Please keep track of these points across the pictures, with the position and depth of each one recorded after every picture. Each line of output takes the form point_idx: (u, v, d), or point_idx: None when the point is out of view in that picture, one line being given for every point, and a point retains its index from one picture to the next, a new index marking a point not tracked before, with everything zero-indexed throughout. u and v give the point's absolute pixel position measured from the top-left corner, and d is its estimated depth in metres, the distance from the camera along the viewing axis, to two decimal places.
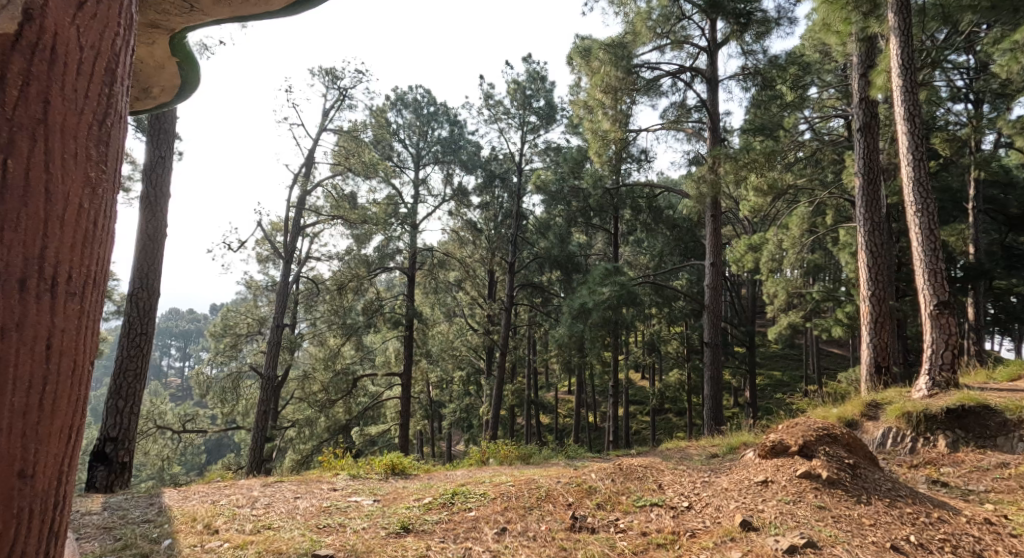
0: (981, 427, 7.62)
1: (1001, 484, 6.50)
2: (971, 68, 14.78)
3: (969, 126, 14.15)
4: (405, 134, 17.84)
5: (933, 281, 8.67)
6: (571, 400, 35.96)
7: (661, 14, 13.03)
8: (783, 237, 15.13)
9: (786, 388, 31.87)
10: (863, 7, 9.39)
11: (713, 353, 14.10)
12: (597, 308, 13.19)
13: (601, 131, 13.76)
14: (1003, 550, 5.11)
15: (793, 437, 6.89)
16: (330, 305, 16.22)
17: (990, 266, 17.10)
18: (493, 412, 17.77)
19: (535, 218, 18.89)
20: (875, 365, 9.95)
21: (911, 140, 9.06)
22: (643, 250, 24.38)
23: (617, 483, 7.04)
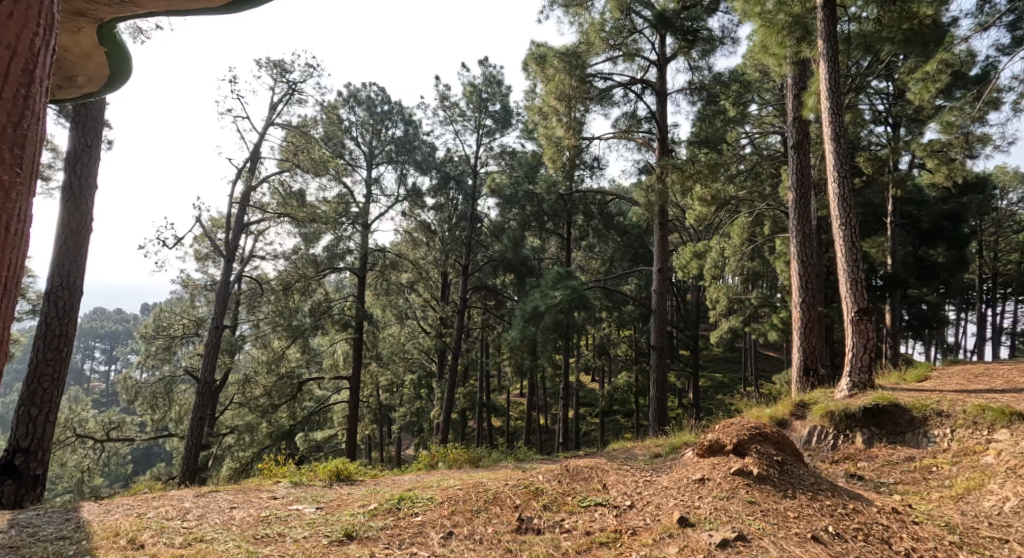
0: (893, 424, 8.12)
1: (908, 477, 7.21)
2: (891, 94, 15.60)
3: (889, 148, 15.02)
4: (358, 133, 17.63)
5: (854, 289, 9.16)
6: (522, 403, 36.19)
7: (614, 26, 13.34)
8: (726, 246, 15.77)
9: (728, 389, 32.89)
10: (796, 32, 9.90)
11: (659, 356, 14.42)
12: (549, 311, 13.41)
13: (555, 137, 14.02)
14: (907, 537, 5.69)
15: (728, 436, 7.15)
16: (274, 306, 15.89)
17: (905, 276, 18.35)
18: (445, 416, 17.59)
19: (490, 220, 18.96)
20: (805, 368, 10.43)
21: (837, 158, 9.53)
22: (595, 256, 24.83)
23: (563, 484, 7.16)
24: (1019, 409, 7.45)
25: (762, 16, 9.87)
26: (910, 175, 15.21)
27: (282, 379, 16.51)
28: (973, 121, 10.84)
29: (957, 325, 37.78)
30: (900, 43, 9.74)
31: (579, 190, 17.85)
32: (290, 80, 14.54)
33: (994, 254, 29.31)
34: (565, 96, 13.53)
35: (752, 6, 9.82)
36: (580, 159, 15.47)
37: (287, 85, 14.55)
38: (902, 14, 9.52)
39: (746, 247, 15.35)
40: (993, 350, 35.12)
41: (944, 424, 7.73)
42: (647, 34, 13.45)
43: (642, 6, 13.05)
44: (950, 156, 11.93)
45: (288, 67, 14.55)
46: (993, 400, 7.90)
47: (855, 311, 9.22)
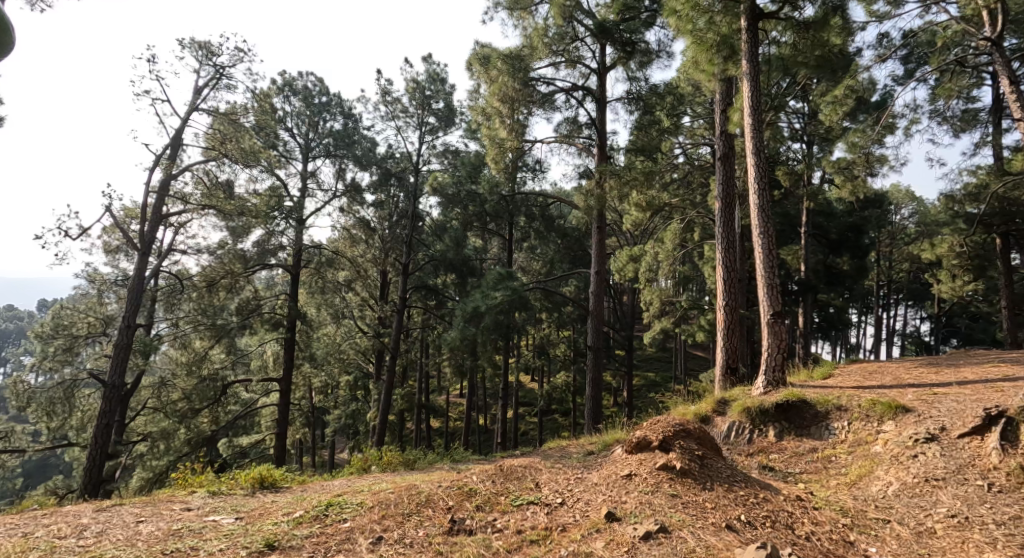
0: (800, 419, 8.65)
1: (812, 466, 7.73)
2: (807, 113, 16.47)
3: (803, 163, 15.96)
4: (293, 124, 17.24)
5: (770, 294, 9.64)
6: (462, 403, 36.25)
7: (556, 32, 13.62)
8: (659, 251, 16.34)
9: (659, 388, 33.97)
10: (724, 51, 10.35)
11: (595, 357, 14.75)
12: (489, 312, 13.55)
13: (497, 138, 14.14)
14: (807, 522, 6.19)
15: (654, 432, 7.38)
16: (196, 304, 15.46)
17: (815, 281, 19.52)
18: (381, 417, 17.28)
19: (432, 219, 18.90)
20: (727, 368, 10.88)
21: (759, 170, 10.03)
22: (536, 258, 25.19)
23: (497, 484, 7.23)
24: (906, 403, 8.07)
25: (693, 34, 10.15)
26: (822, 189, 16.18)
27: (204, 381, 15.92)
28: (873, 142, 11.80)
29: (859, 326, 40.43)
30: (812, 68, 10.38)
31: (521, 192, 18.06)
32: (218, 65, 14.11)
33: (889, 263, 31.52)
34: (507, 98, 13.70)
35: (683, 24, 10.10)
36: (522, 162, 15.66)
37: (215, 70, 14.10)
38: (815, 42, 10.08)
39: (678, 253, 15.97)
40: (889, 349, 37.70)
41: (842, 417, 8.30)
42: (588, 42, 13.78)
43: (584, 14, 13.35)
44: (854, 173, 12.77)
45: (215, 51, 14.11)
46: (883, 395, 8.53)
47: (771, 315, 9.70)
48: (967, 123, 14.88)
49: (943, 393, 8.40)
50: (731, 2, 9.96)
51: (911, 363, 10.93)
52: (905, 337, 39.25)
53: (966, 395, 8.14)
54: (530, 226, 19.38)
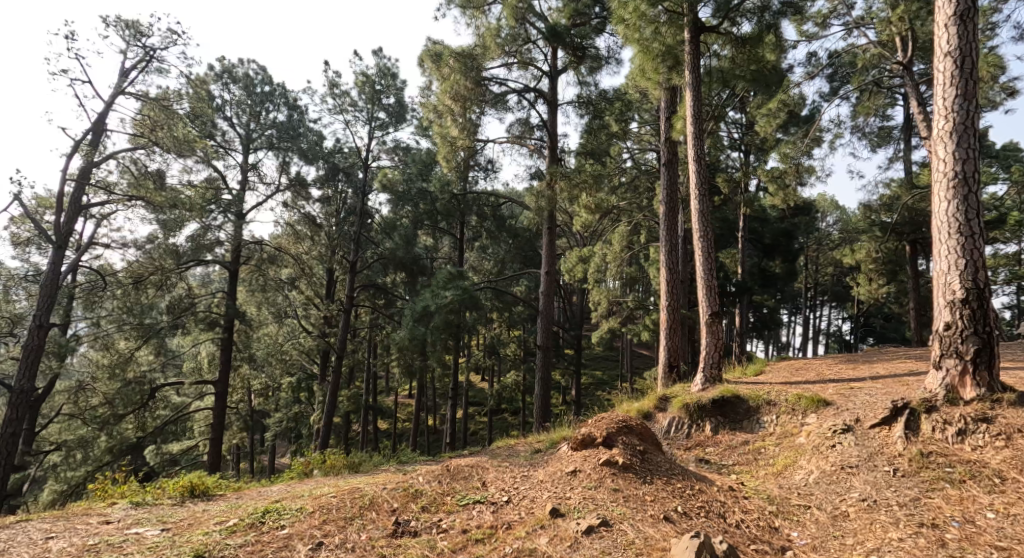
0: (734, 413, 9.01)
1: (744, 459, 8.10)
2: (744, 123, 17.07)
3: (742, 171, 16.58)
4: (234, 113, 16.79)
5: (709, 295, 9.96)
6: (410, 403, 36.03)
7: (509, 33, 13.70)
8: (607, 252, 16.66)
9: (607, 386, 34.58)
10: (668, 61, 10.74)
11: (544, 356, 14.90)
12: (439, 312, 13.54)
13: (449, 137, 14.19)
14: (739, 511, 6.55)
15: (598, 429, 7.55)
16: (121, 303, 14.50)
17: (752, 283, 20.29)
18: (326, 420, 16.93)
19: (381, 216, 18.73)
20: (668, 365, 11.19)
21: (701, 175, 10.36)
22: (486, 257, 25.33)
23: (443, 484, 7.25)
24: (827, 397, 8.52)
25: (640, 42, 10.40)
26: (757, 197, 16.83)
27: (129, 386, 14.95)
28: (803, 154, 12.93)
29: (791, 325, 42.25)
30: (748, 82, 10.89)
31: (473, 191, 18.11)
32: (146, 46, 13.64)
33: (817, 267, 33.10)
34: (459, 97, 13.73)
35: (630, 32, 10.32)
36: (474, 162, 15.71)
37: (144, 51, 13.64)
38: (750, 56, 10.65)
39: (626, 254, 16.37)
40: (816, 348, 39.61)
41: (771, 411, 8.69)
42: (540, 46, 13.96)
43: (536, 17, 13.49)
44: (785, 182, 13.41)
45: (144, 31, 13.65)
46: (807, 390, 8.96)
47: (709, 315, 10.04)
48: (884, 139, 15.90)
49: (860, 387, 8.87)
50: (675, 15, 10.29)
51: (836, 359, 11.54)
52: (832, 336, 41.23)
53: (878, 388, 8.66)
54: (481, 226, 19.46)
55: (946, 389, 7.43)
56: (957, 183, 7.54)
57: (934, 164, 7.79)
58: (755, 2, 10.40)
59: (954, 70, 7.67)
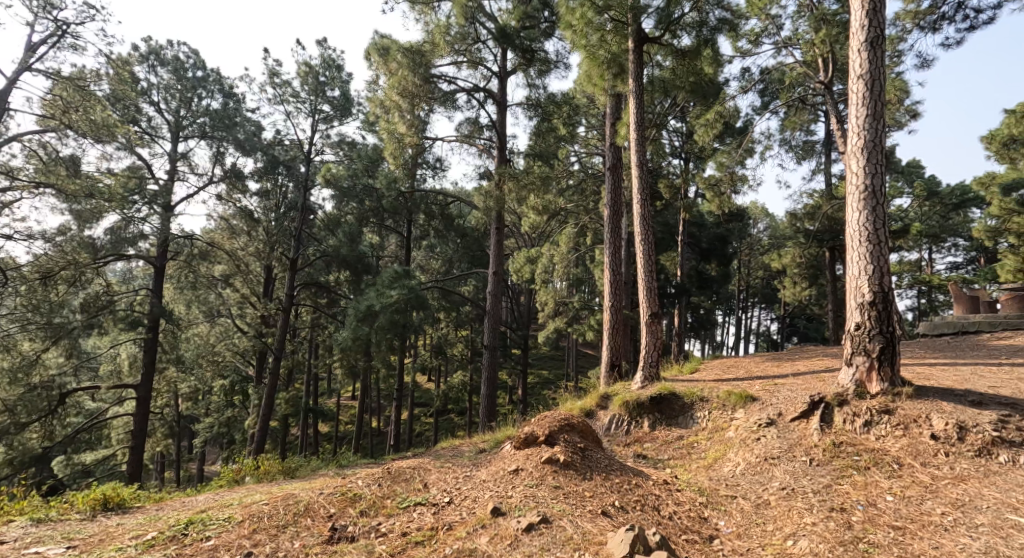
0: (671, 409, 9.29)
1: (678, 452, 8.40)
2: (686, 132, 17.56)
3: (682, 177, 17.14)
4: (162, 97, 16.14)
5: (649, 295, 10.26)
6: (354, 405, 35.48)
7: (458, 31, 13.70)
8: (555, 253, 16.94)
9: (553, 384, 34.99)
10: (613, 68, 10.95)
11: (491, 356, 14.97)
12: (384, 311, 13.43)
13: (396, 133, 14.08)
14: (672, 503, 6.85)
15: (541, 428, 7.67)
16: (25, 299, 13.13)
17: (690, 285, 20.95)
18: (262, 425, 16.33)
19: (323, 213, 18.29)
20: (611, 364, 11.44)
21: (643, 180, 10.63)
22: (434, 257, 25.30)
23: (383, 487, 7.21)
24: (754, 392, 8.89)
25: (586, 48, 10.64)
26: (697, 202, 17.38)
27: (34, 391, 14.02)
28: (737, 163, 13.57)
29: (724, 325, 43.79)
30: (687, 91, 11.26)
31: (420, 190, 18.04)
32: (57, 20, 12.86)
33: (749, 270, 34.46)
34: (407, 93, 13.66)
35: (578, 38, 10.55)
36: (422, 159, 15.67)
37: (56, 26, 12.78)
38: (691, 69, 10.97)
39: (573, 255, 16.70)
40: (747, 347, 41.18)
41: (703, 407, 9.00)
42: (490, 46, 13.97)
43: (486, 17, 13.55)
44: (721, 190, 13.95)
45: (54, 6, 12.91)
46: (736, 386, 9.32)
47: (649, 315, 10.32)
48: (809, 152, 16.73)
49: (783, 383, 9.27)
50: (620, 23, 10.52)
51: (765, 357, 12.06)
52: (762, 336, 42.93)
53: (799, 384, 9.09)
54: (429, 224, 19.42)
55: (855, 383, 7.92)
56: (866, 196, 8.00)
57: (847, 178, 8.23)
58: (695, 16, 10.77)
59: (865, 92, 8.13)
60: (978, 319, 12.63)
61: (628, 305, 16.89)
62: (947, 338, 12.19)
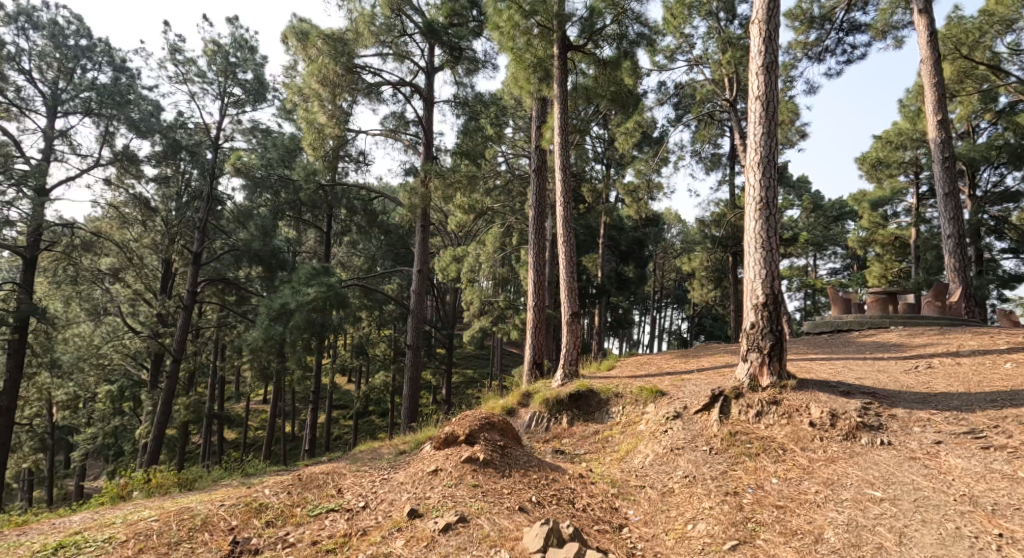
0: (588, 405, 9.56)
1: (594, 446, 8.69)
2: (608, 138, 18.07)
3: (604, 182, 17.63)
4: (36, 66, 14.90)
5: (570, 296, 10.50)
6: (265, 409, 34.13)
7: (384, 23, 13.52)
8: (481, 253, 17.08)
9: (476, 383, 35.08)
10: (539, 73, 11.19)
11: (414, 356, 14.85)
12: (300, 309, 13.06)
13: (315, 123, 13.66)
14: (586, 497, 7.12)
15: (461, 427, 7.73)
16: None
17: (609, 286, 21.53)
18: (157, 431, 15.32)
19: (233, 204, 17.70)
20: (533, 362, 11.64)
21: (566, 183, 10.87)
22: (354, 253, 24.85)
23: (293, 495, 7.07)
24: (663, 388, 9.28)
25: (513, 51, 10.81)
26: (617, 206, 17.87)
27: None
28: (654, 171, 14.15)
29: (640, 324, 45.22)
30: (608, 101, 11.66)
31: (342, 183, 17.72)
32: None
33: (663, 273, 35.80)
34: (328, 82, 13.36)
35: (505, 40, 10.67)
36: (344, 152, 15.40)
37: None
38: (612, 79, 11.38)
39: (498, 255, 17.02)
40: (660, 345, 42.67)
41: (618, 402, 9.29)
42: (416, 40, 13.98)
43: (412, 10, 13.56)
44: (638, 197, 14.50)
45: None
46: (647, 382, 9.68)
47: (569, 314, 10.57)
48: (718, 164, 17.62)
49: (690, 379, 9.69)
50: (546, 29, 10.74)
51: (674, 354, 12.55)
52: (673, 335, 44.60)
53: (702, 379, 9.54)
54: (351, 220, 19.06)
55: (749, 378, 8.37)
56: (761, 207, 8.49)
57: (745, 189, 8.71)
58: (616, 28, 11.08)
59: (761, 112, 8.65)
60: (849, 318, 13.54)
61: (551, 305, 17.20)
62: (825, 336, 13.06)
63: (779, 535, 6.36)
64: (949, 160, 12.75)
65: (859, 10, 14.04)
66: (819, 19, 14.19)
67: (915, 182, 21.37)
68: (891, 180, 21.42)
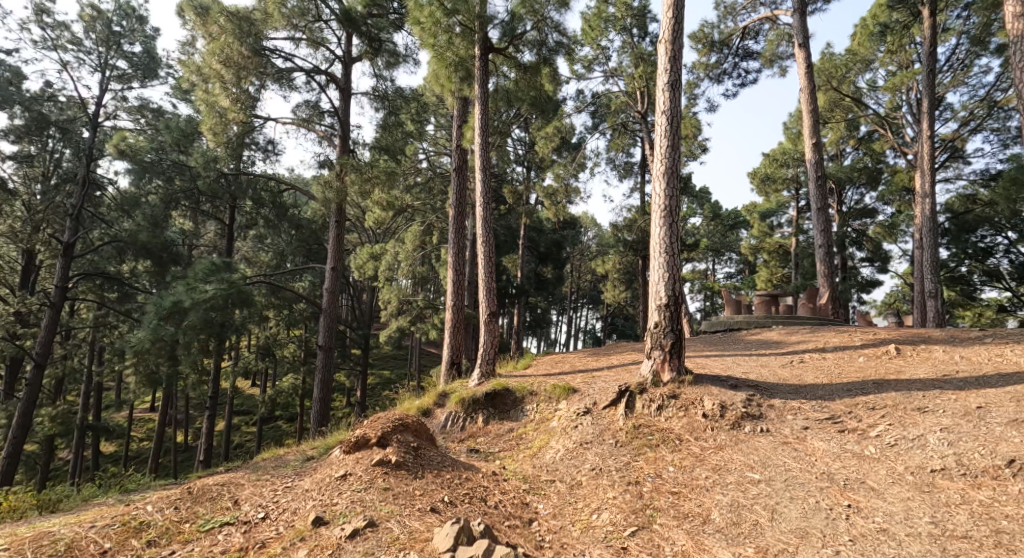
0: (503, 404, 9.67)
1: (508, 444, 8.82)
2: (529, 141, 18.32)
3: (525, 185, 17.86)
4: None
5: (488, 295, 10.60)
6: (155, 418, 32.03)
7: (296, 6, 13.26)
8: (399, 251, 16.94)
9: (392, 385, 34.56)
10: (460, 72, 11.20)
11: (326, 357, 14.39)
12: (195, 308, 12.38)
13: (217, 108, 13.17)
14: (500, 494, 7.23)
15: (373, 430, 7.66)
16: None
17: (526, 287, 21.75)
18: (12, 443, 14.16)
19: (115, 190, 16.52)
20: (451, 362, 11.66)
21: (485, 185, 10.95)
22: (261, 248, 23.84)
23: (180, 510, 6.73)
24: (575, 385, 9.54)
25: (434, 48, 10.77)
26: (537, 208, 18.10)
27: None
28: (572, 175, 14.48)
29: (556, 324, 45.92)
30: (528, 104, 11.92)
31: (247, 173, 17.10)
32: None
33: (580, 273, 36.63)
34: (231, 63, 12.85)
35: (425, 36, 10.63)
36: (251, 139, 14.84)
37: None
38: (532, 84, 11.58)
39: (418, 253, 17.15)
40: (575, 344, 43.51)
41: (532, 400, 9.46)
42: (333, 27, 13.71)
43: None
44: (557, 201, 14.78)
45: None
46: (560, 380, 9.92)
47: (487, 313, 10.67)
48: (631, 171, 18.20)
49: (600, 376, 9.95)
50: (468, 29, 10.75)
51: (584, 353, 12.83)
52: (588, 334, 45.60)
53: (612, 376, 9.86)
54: (258, 213, 18.34)
55: (652, 373, 8.73)
56: (665, 214, 8.88)
57: (652, 197, 9.08)
58: (535, 35, 11.33)
59: (666, 126, 9.03)
60: (741, 318, 14.39)
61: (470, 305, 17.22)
62: (719, 335, 13.76)
63: (673, 519, 6.69)
64: (824, 178, 13.55)
65: (752, 38, 14.94)
66: (718, 44, 14.96)
67: (797, 197, 22.88)
68: (777, 194, 22.92)
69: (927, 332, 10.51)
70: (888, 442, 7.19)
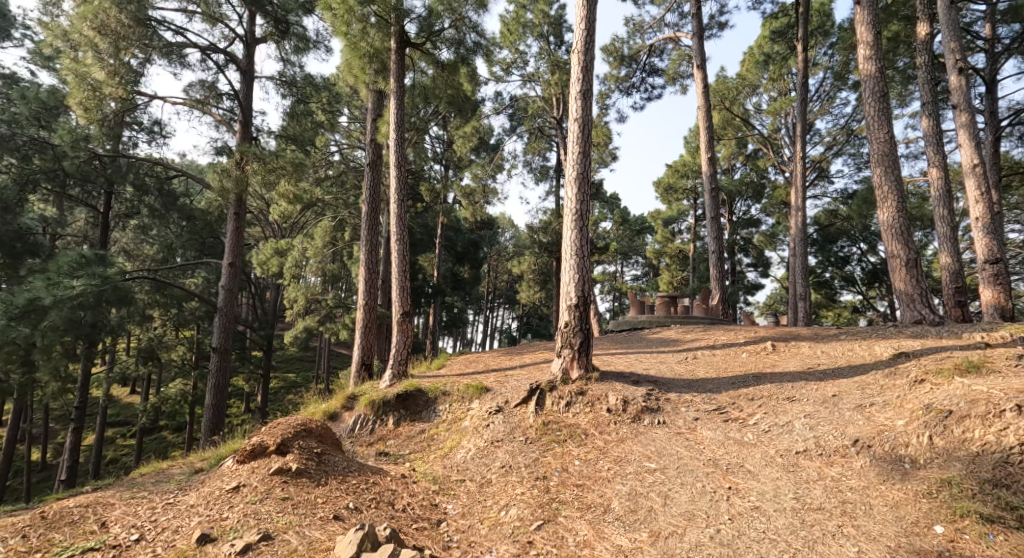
0: (415, 405, 9.63)
1: (420, 445, 8.79)
2: (447, 140, 18.28)
3: (440, 184, 17.82)
4: None
5: (401, 295, 10.52)
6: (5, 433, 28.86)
7: None
8: (307, 247, 16.47)
9: (297, 388, 33.37)
10: (375, 64, 11.12)
11: (221, 360, 13.62)
12: (58, 306, 11.31)
13: (89, 81, 12.19)
14: (408, 497, 7.21)
15: (272, 436, 7.43)
16: None
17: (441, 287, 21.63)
18: None
19: None
20: (361, 363, 11.48)
21: (400, 184, 10.83)
22: (144, 239, 22.40)
23: (30, 540, 6.23)
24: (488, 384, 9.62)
25: (347, 37, 10.62)
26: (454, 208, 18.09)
27: None
28: (488, 175, 14.62)
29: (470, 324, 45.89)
30: (445, 102, 11.94)
31: (130, 157, 16.08)
32: None
33: (495, 273, 36.83)
34: (113, 33, 12.09)
35: (338, 24, 10.46)
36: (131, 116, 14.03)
37: None
38: (450, 82, 11.60)
39: (328, 249, 16.69)
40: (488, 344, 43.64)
41: (445, 400, 9.47)
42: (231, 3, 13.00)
43: None
44: (474, 201, 14.83)
45: None
46: (473, 379, 9.99)
47: (400, 313, 10.58)
48: (546, 175, 18.50)
49: (513, 375, 10.07)
50: (384, 21, 10.63)
51: (497, 352, 12.91)
52: (502, 334, 45.87)
53: (524, 374, 10.01)
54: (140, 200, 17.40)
55: (561, 371, 8.94)
56: (576, 217, 9.11)
57: (563, 201, 9.28)
58: (453, 33, 11.35)
59: (578, 132, 9.27)
60: (645, 319, 14.94)
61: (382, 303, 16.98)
62: (624, 334, 14.21)
63: (577, 510, 6.90)
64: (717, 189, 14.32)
65: (657, 55, 15.56)
66: (627, 58, 15.48)
67: (694, 205, 23.99)
68: (677, 203, 23.89)
69: (796, 329, 11.30)
70: (763, 429, 7.70)
